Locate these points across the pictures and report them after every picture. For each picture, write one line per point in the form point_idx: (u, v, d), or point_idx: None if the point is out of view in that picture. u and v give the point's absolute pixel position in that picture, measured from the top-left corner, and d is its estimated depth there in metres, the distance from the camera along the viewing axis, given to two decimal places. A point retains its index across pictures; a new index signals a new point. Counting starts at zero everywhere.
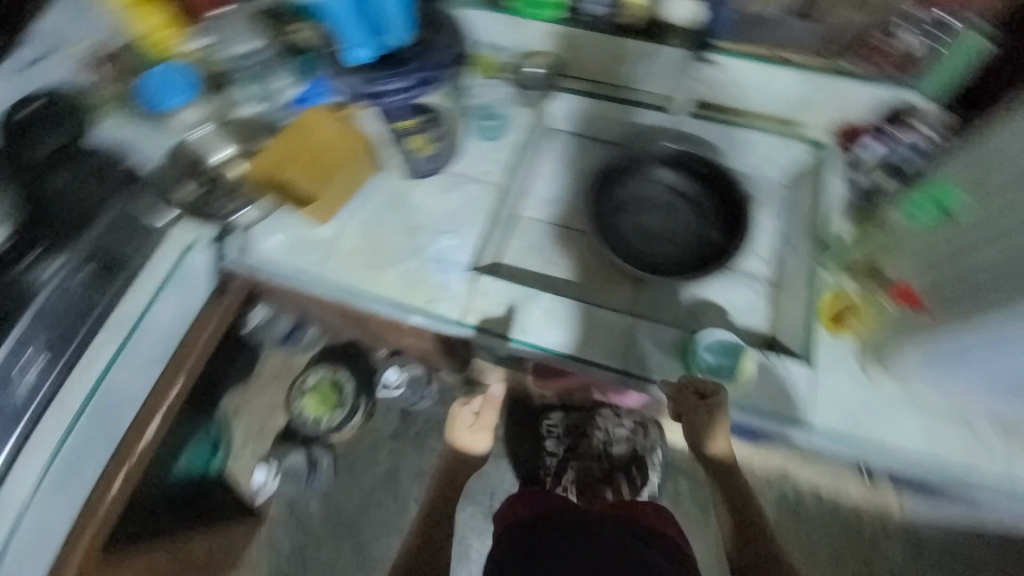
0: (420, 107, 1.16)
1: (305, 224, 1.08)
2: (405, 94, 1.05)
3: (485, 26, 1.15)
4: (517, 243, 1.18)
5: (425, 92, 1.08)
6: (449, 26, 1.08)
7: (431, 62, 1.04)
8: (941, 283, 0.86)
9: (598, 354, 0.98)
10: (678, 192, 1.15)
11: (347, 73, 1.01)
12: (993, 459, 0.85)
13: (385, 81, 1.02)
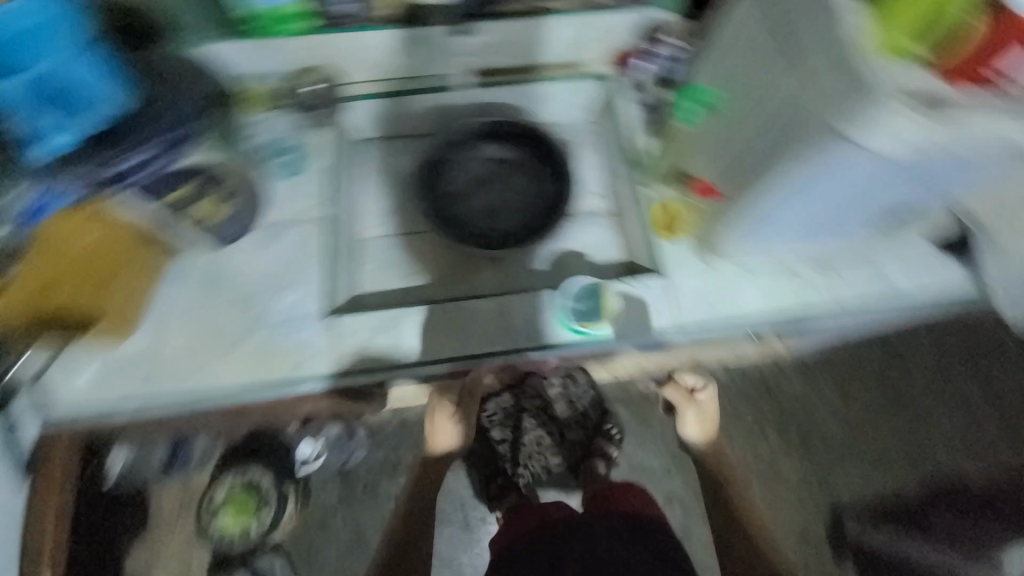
0: (185, 169, 0.97)
1: (114, 345, 0.92)
2: (153, 165, 0.91)
3: (236, 56, 1.03)
4: (371, 268, 1.11)
5: (176, 148, 0.94)
6: (177, 79, 0.96)
7: (164, 122, 0.92)
8: (725, 171, 0.89)
9: (479, 345, 0.98)
10: (507, 162, 1.16)
11: (77, 165, 0.85)
12: (819, 293, 1.00)
13: (121, 157, 0.87)
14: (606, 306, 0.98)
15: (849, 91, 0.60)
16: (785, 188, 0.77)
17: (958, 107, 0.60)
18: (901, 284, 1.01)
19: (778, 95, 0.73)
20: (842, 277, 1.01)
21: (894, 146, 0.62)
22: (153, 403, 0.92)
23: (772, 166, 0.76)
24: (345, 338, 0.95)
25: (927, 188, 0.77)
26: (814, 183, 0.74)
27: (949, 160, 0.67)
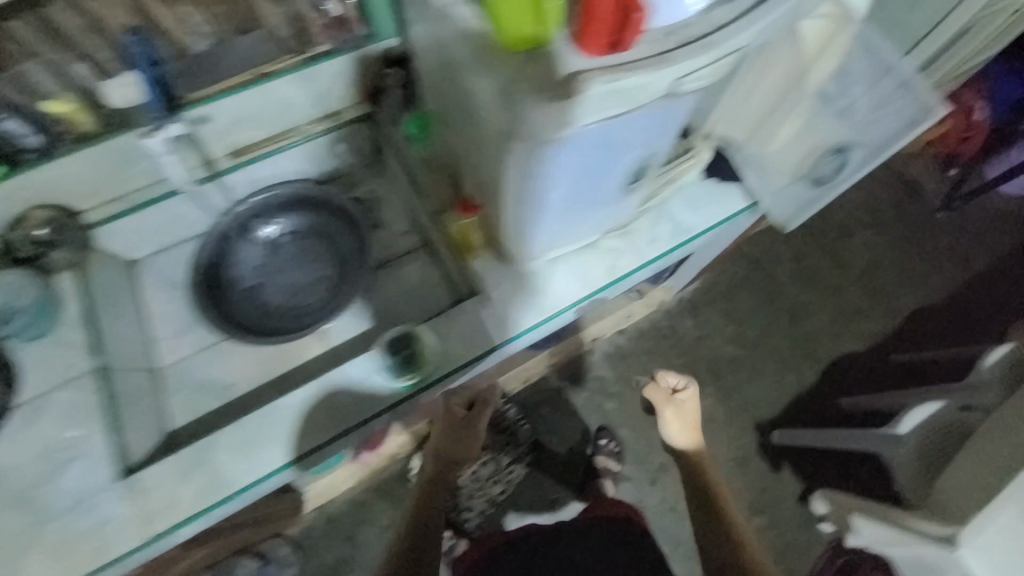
0: None
1: None
2: None
3: None
4: (181, 398, 1.00)
5: None
6: None
7: None
8: (478, 180, 0.88)
9: (305, 442, 0.85)
10: (297, 233, 1.08)
11: None
12: (621, 257, 1.01)
13: None
14: (419, 354, 0.85)
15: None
16: (518, 187, 0.74)
17: (595, 73, 0.58)
18: (691, 222, 1.05)
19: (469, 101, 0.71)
20: (642, 232, 1.03)
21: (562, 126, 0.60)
22: None
23: (496, 167, 0.74)
24: (148, 495, 0.83)
25: (654, 144, 0.76)
26: (537, 175, 0.71)
27: (634, 118, 0.66)
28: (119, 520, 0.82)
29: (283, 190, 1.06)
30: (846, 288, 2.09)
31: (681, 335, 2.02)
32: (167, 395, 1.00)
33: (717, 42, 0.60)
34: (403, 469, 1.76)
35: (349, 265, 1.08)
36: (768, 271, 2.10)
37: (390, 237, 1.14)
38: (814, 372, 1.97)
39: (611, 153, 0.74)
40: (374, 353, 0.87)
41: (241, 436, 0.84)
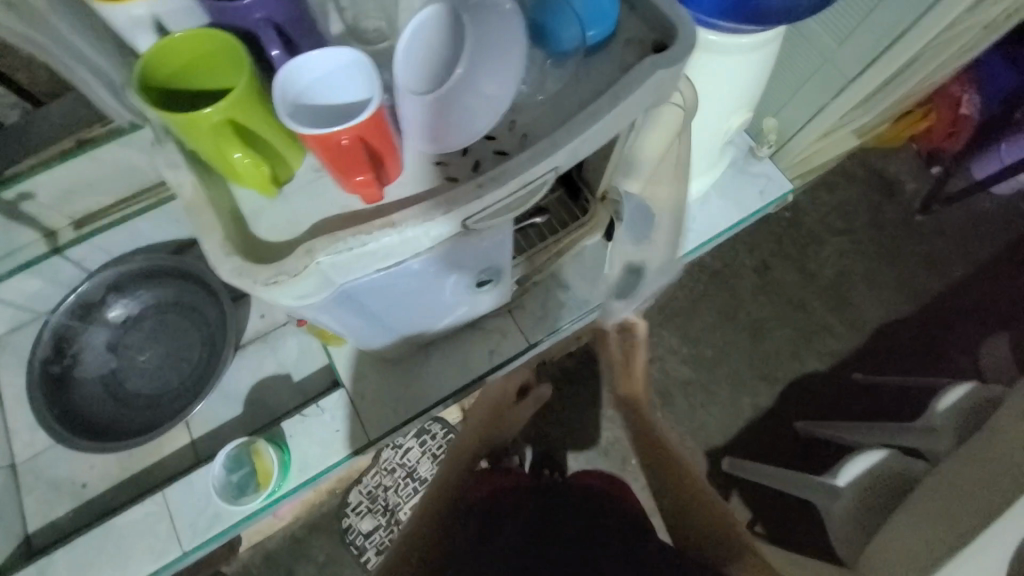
0: None
1: None
2: None
3: None
4: (39, 497, 0.94)
5: None
6: None
7: None
8: None
9: (145, 565, 0.80)
10: (151, 312, 0.99)
11: None
12: (505, 339, 0.93)
13: None
14: (261, 469, 0.82)
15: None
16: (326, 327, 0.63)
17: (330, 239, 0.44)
18: (588, 292, 0.96)
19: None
20: (531, 306, 0.95)
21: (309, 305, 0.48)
22: None
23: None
24: None
25: (490, 258, 0.63)
26: (331, 318, 0.58)
27: (428, 256, 0.52)
28: None
29: (138, 267, 0.98)
30: (813, 306, 1.74)
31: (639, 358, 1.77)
32: (22, 496, 0.94)
33: (519, 169, 0.48)
34: None
35: (210, 348, 0.98)
36: (732, 281, 1.75)
37: (267, 305, 1.03)
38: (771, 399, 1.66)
39: (432, 278, 0.60)
40: (211, 469, 0.83)
41: (81, 556, 0.81)
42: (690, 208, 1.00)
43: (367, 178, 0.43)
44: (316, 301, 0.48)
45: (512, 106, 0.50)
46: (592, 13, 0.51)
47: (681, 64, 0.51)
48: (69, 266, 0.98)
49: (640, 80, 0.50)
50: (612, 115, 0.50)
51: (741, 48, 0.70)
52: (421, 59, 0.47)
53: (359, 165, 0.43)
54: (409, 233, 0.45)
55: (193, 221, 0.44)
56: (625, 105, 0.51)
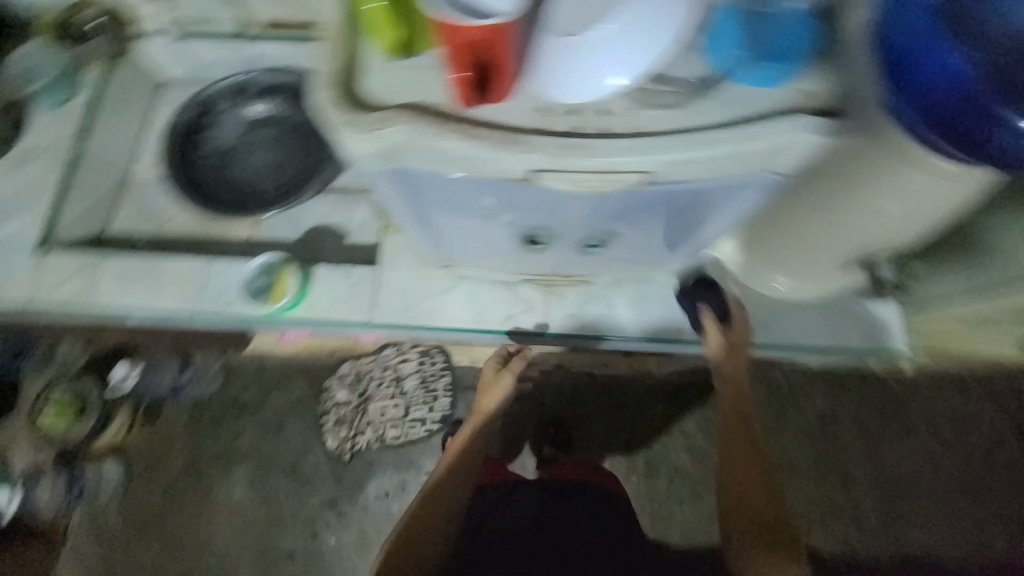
0: None
1: None
2: None
3: None
4: (130, 212, 1.11)
5: None
6: None
7: None
8: None
9: (165, 304, 0.94)
10: (279, 120, 1.12)
11: None
12: (527, 313, 0.92)
13: None
14: (279, 286, 0.92)
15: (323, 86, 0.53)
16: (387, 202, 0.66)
17: (413, 118, 0.46)
18: (625, 320, 0.92)
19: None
20: (567, 301, 0.93)
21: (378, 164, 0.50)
22: None
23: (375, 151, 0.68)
24: (42, 274, 0.95)
25: (547, 222, 0.63)
26: (405, 197, 0.62)
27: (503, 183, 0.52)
28: (15, 279, 0.96)
29: (295, 84, 1.11)
30: (865, 486, 1.46)
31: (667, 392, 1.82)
32: (119, 206, 1.11)
33: (609, 154, 0.46)
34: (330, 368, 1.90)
35: (303, 174, 1.10)
36: (793, 409, 1.54)
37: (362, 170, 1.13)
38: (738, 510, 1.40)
39: (500, 210, 0.62)
40: (245, 266, 0.94)
41: (134, 268, 0.96)
42: (778, 306, 0.92)
43: (467, 79, 0.45)
44: (377, 163, 0.50)
45: (639, 96, 0.48)
46: (769, 48, 0.47)
47: (826, 135, 0.47)
48: (241, 52, 1.12)
49: (770, 133, 0.47)
50: (719, 153, 0.47)
51: (932, 169, 0.57)
52: (584, 0, 0.45)
53: (467, 64, 0.44)
54: (472, 149, 0.47)
55: (320, 47, 0.50)
56: (745, 150, 0.47)
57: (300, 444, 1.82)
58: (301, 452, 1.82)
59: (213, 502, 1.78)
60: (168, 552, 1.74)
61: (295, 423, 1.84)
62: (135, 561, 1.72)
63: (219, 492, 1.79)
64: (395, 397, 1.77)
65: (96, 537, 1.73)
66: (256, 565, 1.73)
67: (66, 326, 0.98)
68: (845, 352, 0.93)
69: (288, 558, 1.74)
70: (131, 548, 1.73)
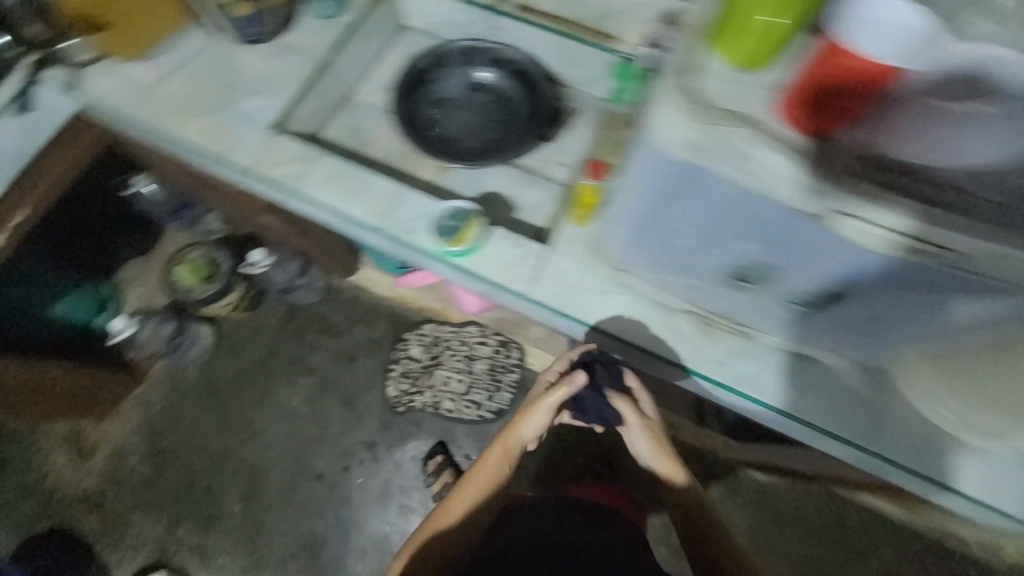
0: None
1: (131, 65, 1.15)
2: None
3: None
4: (341, 123, 1.23)
5: None
6: None
7: None
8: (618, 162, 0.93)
9: (356, 212, 1.03)
10: (499, 94, 1.19)
11: None
12: (678, 344, 0.92)
13: None
14: (463, 234, 0.97)
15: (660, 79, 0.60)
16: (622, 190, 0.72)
17: (734, 125, 0.54)
18: (772, 387, 0.91)
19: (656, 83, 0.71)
20: (720, 349, 0.92)
21: (685, 151, 0.55)
22: (126, 121, 1.14)
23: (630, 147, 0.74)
24: (269, 150, 1.07)
25: (763, 264, 0.69)
26: (635, 207, 0.72)
27: (754, 211, 0.60)
28: (245, 146, 1.08)
29: (526, 63, 1.18)
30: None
31: (719, 474, 1.77)
32: (335, 115, 1.23)
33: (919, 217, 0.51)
34: (413, 322, 1.98)
35: (502, 147, 1.16)
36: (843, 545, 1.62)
37: (549, 161, 1.20)
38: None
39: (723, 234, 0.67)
40: (437, 206, 1.00)
41: (341, 171, 1.05)
42: (918, 426, 0.89)
43: (822, 110, 0.53)
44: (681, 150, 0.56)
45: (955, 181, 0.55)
46: None
47: None
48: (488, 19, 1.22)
49: None
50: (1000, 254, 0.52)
51: None
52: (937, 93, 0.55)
53: (829, 101, 0.53)
54: (777, 163, 0.53)
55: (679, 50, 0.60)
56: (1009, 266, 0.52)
57: (366, 379, 1.93)
58: (361, 386, 1.92)
59: (273, 402, 1.89)
60: (219, 430, 1.85)
61: (368, 360, 1.96)
62: (190, 426, 1.83)
63: (281, 394, 1.90)
64: (464, 372, 1.88)
65: (166, 392, 1.86)
66: (286, 473, 1.81)
67: (268, 199, 1.10)
68: (976, 502, 0.86)
69: (316, 478, 1.82)
70: (191, 414, 1.84)
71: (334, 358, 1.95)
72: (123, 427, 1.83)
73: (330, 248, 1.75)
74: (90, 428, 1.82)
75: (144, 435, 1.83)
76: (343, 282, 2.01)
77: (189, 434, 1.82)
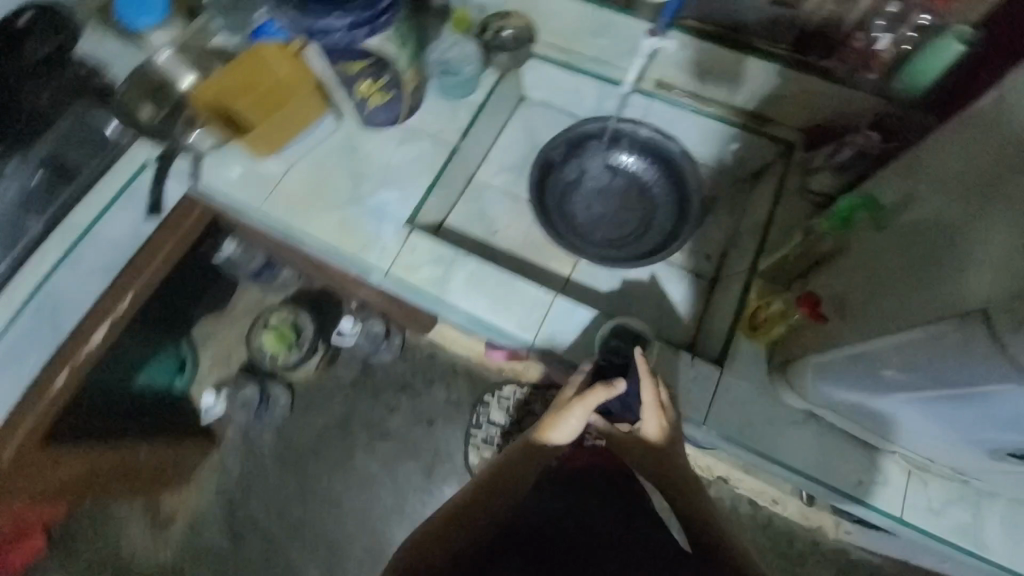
0: None
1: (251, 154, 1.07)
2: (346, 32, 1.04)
3: None
4: (464, 208, 1.17)
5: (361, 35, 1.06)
6: None
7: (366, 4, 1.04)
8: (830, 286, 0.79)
9: (507, 322, 0.95)
10: (639, 182, 1.13)
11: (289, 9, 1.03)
12: (879, 485, 0.84)
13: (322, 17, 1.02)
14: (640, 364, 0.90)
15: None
16: (879, 344, 0.64)
17: None
18: (994, 537, 0.81)
19: (954, 227, 0.60)
20: (924, 492, 0.83)
21: None
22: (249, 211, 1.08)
23: (900, 296, 0.64)
24: (407, 250, 1.00)
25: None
26: (854, 364, 0.68)
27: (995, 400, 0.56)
28: (380, 244, 1.01)
29: (674, 151, 1.09)
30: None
31: (825, 555, 1.70)
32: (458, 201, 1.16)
33: None
34: (494, 383, 1.89)
35: (646, 240, 1.09)
36: None
37: (692, 252, 1.10)
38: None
39: (953, 412, 0.63)
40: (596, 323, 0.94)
41: (485, 276, 0.98)
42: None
43: None
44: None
45: None
46: None
47: None
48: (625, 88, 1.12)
49: None
50: None
51: None
52: None
53: None
54: None
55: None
56: None
57: (446, 444, 1.84)
58: (442, 452, 1.84)
59: (350, 469, 1.81)
60: (297, 498, 1.78)
61: (447, 423, 1.87)
62: (269, 493, 1.77)
63: (359, 459, 1.82)
64: None
65: (243, 457, 1.80)
66: (368, 545, 1.74)
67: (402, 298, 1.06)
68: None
69: None
70: (268, 481, 1.78)
71: (412, 421, 1.87)
72: (199, 494, 1.77)
73: (416, 313, 1.68)
74: (167, 495, 1.76)
75: (221, 503, 1.76)
76: (419, 339, 1.94)
77: (267, 502, 1.76)
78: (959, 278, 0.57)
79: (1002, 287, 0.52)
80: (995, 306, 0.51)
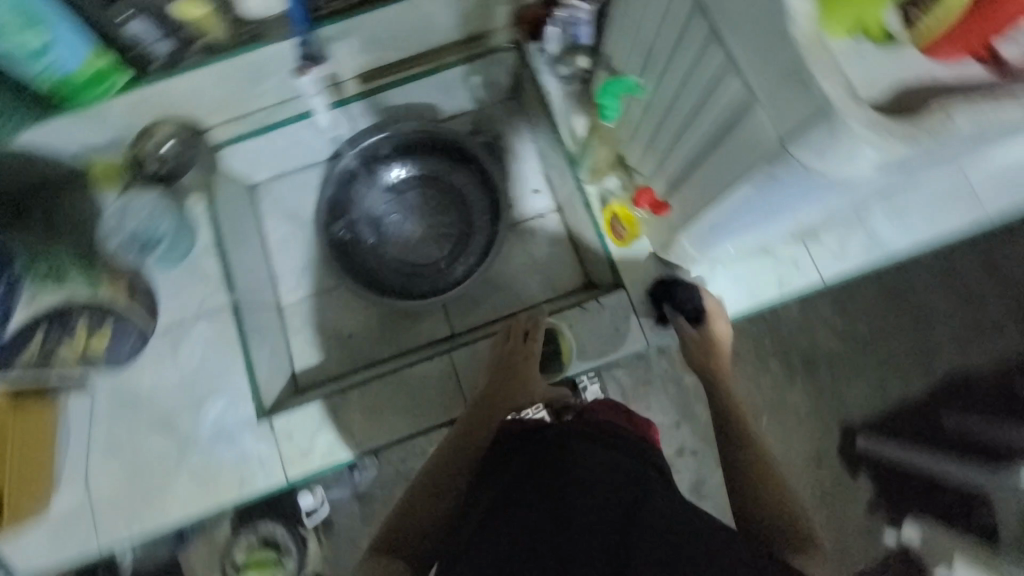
0: None
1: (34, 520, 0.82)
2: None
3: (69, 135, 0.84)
4: (303, 339, 0.99)
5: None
6: None
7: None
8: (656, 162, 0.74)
9: (433, 419, 0.87)
10: (425, 180, 1.01)
11: None
12: (796, 270, 0.88)
13: None
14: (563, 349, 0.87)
15: (787, 77, 0.41)
16: (707, 186, 0.61)
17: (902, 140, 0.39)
18: (893, 239, 0.89)
19: (710, 67, 0.52)
20: (828, 247, 0.89)
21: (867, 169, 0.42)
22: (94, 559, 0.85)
23: (707, 145, 0.58)
24: (281, 445, 0.85)
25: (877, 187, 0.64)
26: (713, 222, 0.66)
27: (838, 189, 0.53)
28: (253, 462, 0.85)
29: (427, 132, 0.96)
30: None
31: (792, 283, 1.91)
32: (291, 338, 0.99)
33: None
34: None
35: (477, 226, 0.99)
36: None
37: (521, 198, 1.04)
38: (924, 392, 1.18)
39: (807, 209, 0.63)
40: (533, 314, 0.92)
41: (376, 400, 0.87)
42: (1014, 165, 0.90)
43: None
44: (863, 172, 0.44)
45: None
46: None
47: None
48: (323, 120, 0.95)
49: None
50: None
51: None
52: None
53: None
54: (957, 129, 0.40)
55: (798, 80, 0.40)
56: None
57: None
58: None
59: None
60: None
61: None
62: None
63: None
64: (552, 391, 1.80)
65: None
66: None
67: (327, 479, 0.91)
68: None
69: None
70: None
71: None
72: None
73: None
74: None
75: None
76: None
77: None
78: (750, 126, 0.48)
79: (790, 118, 0.42)
80: (788, 141, 0.43)
